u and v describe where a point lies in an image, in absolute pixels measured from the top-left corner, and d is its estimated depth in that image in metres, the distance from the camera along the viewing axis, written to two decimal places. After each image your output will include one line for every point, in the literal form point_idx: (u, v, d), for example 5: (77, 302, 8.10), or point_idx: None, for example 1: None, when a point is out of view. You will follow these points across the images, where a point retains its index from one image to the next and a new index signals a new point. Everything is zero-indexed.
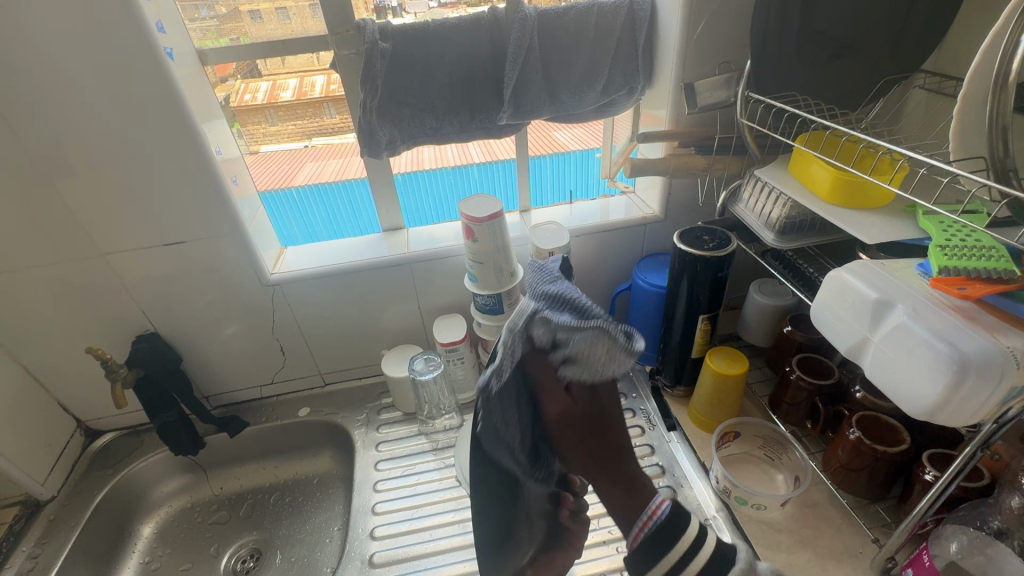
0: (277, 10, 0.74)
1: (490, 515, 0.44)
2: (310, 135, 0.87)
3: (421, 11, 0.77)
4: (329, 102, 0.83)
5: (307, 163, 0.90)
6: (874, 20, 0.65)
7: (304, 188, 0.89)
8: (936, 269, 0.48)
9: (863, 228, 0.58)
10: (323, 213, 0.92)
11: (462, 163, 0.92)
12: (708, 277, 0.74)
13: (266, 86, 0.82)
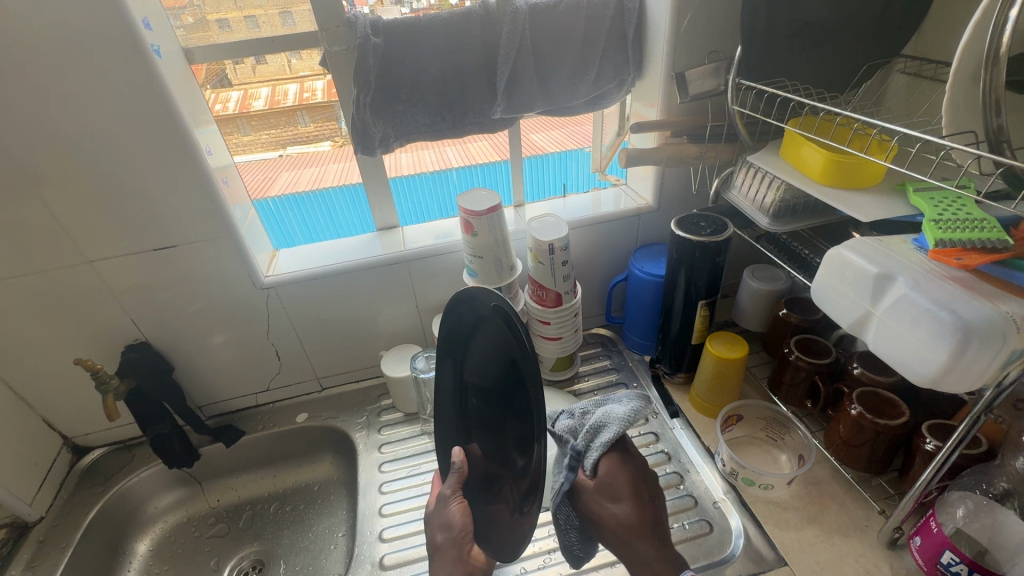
0: (247, 18, 0.73)
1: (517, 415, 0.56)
2: (284, 144, 0.87)
3: (403, 8, 0.77)
4: (303, 110, 0.82)
5: (282, 172, 0.89)
6: (855, 7, 0.67)
7: (281, 197, 0.88)
8: (932, 242, 0.49)
9: (858, 207, 0.59)
10: (299, 221, 0.90)
11: (441, 168, 0.93)
12: (706, 262, 0.75)
13: (237, 95, 0.80)
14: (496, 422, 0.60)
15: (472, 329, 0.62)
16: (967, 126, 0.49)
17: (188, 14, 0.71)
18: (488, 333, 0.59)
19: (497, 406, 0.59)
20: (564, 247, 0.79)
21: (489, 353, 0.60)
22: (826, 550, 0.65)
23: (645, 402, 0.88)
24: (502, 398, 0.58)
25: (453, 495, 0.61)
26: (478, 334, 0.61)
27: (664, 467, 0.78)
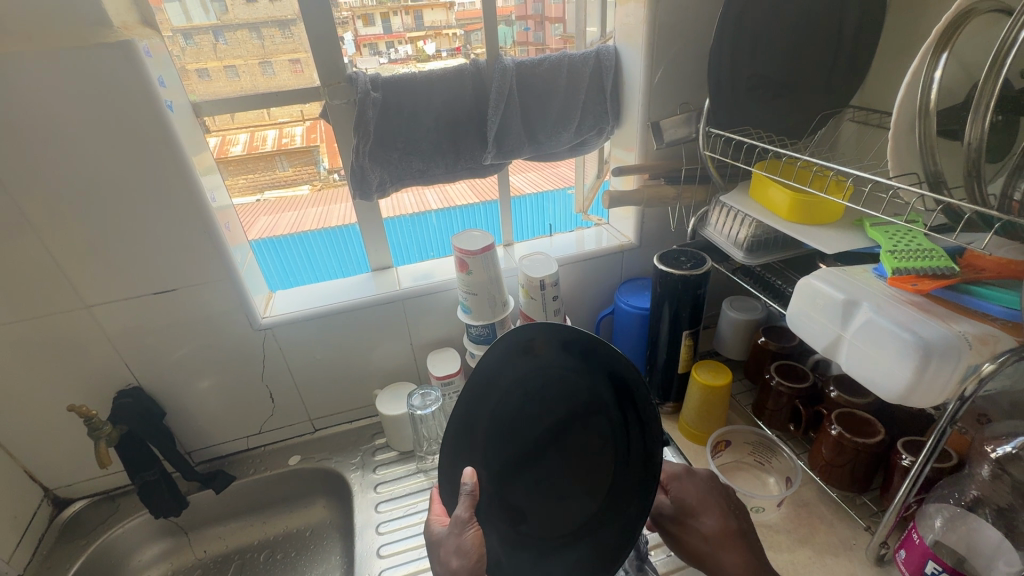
0: (227, 68, 0.77)
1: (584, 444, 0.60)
2: (262, 188, 0.92)
3: (381, 58, 0.82)
4: (281, 155, 0.88)
5: (260, 216, 0.92)
6: (807, 65, 0.76)
7: (258, 240, 0.90)
8: (891, 270, 0.55)
9: (822, 240, 0.65)
10: (278, 264, 0.92)
11: (420, 210, 0.97)
12: (688, 294, 0.80)
13: (215, 141, 0.80)
14: (540, 455, 0.60)
15: (536, 359, 0.59)
16: (910, 168, 0.56)
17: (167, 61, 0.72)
18: (561, 375, 0.59)
19: (548, 444, 0.60)
20: (555, 282, 0.83)
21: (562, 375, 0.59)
22: (818, 570, 0.67)
23: None
24: (562, 436, 0.60)
25: (470, 519, 0.54)
26: (549, 362, 0.59)
27: None
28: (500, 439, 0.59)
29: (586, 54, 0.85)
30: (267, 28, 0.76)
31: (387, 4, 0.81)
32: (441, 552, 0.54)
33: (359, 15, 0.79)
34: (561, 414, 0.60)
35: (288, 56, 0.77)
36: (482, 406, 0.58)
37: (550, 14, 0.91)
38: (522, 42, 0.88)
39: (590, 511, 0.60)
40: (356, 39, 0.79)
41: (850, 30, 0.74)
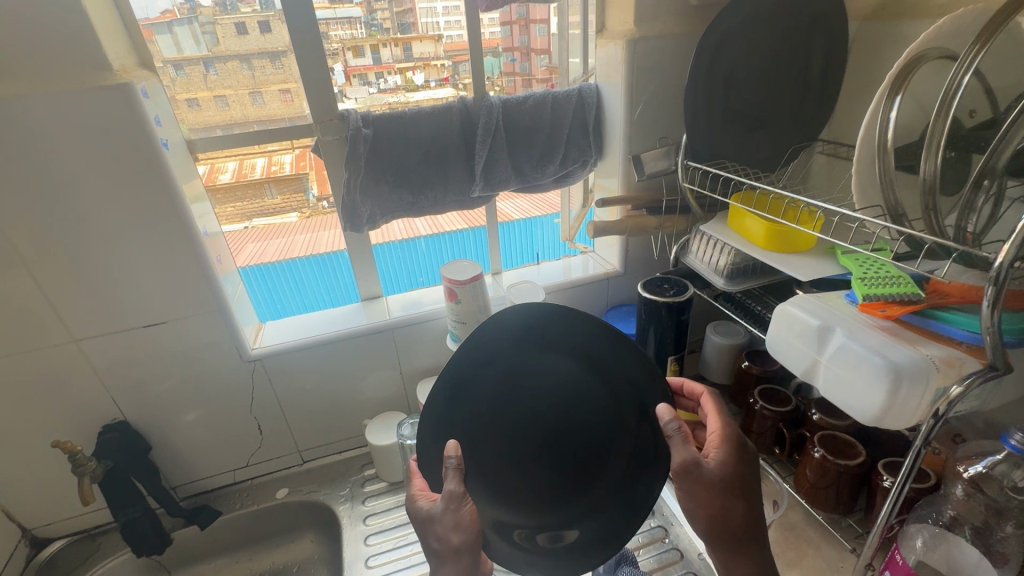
0: (216, 98, 0.79)
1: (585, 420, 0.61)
2: (250, 216, 0.90)
3: (371, 88, 0.84)
4: (270, 182, 0.87)
5: (248, 244, 0.90)
6: (778, 102, 0.80)
7: (245, 267, 0.90)
8: (861, 296, 0.58)
9: (797, 268, 0.68)
10: (264, 291, 0.93)
11: (408, 236, 0.98)
12: (672, 320, 0.82)
13: (203, 169, 0.81)
14: (537, 438, 0.61)
15: (535, 347, 0.60)
16: (874, 200, 0.59)
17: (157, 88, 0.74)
18: (560, 364, 0.61)
19: (544, 429, 0.61)
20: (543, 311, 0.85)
21: (561, 355, 0.60)
22: None
23: None
24: (560, 423, 0.61)
25: (464, 494, 0.53)
26: (545, 343, 0.60)
27: (649, 521, 0.82)
28: (501, 413, 0.61)
29: (569, 92, 0.89)
30: (258, 59, 0.78)
31: (377, 36, 0.82)
32: (434, 530, 0.53)
33: (349, 46, 0.80)
34: (560, 401, 0.61)
35: (279, 87, 0.80)
36: (483, 380, 0.61)
37: (537, 45, 0.93)
38: (510, 72, 0.92)
39: (591, 492, 0.61)
40: (345, 70, 0.80)
41: (815, 70, 0.79)
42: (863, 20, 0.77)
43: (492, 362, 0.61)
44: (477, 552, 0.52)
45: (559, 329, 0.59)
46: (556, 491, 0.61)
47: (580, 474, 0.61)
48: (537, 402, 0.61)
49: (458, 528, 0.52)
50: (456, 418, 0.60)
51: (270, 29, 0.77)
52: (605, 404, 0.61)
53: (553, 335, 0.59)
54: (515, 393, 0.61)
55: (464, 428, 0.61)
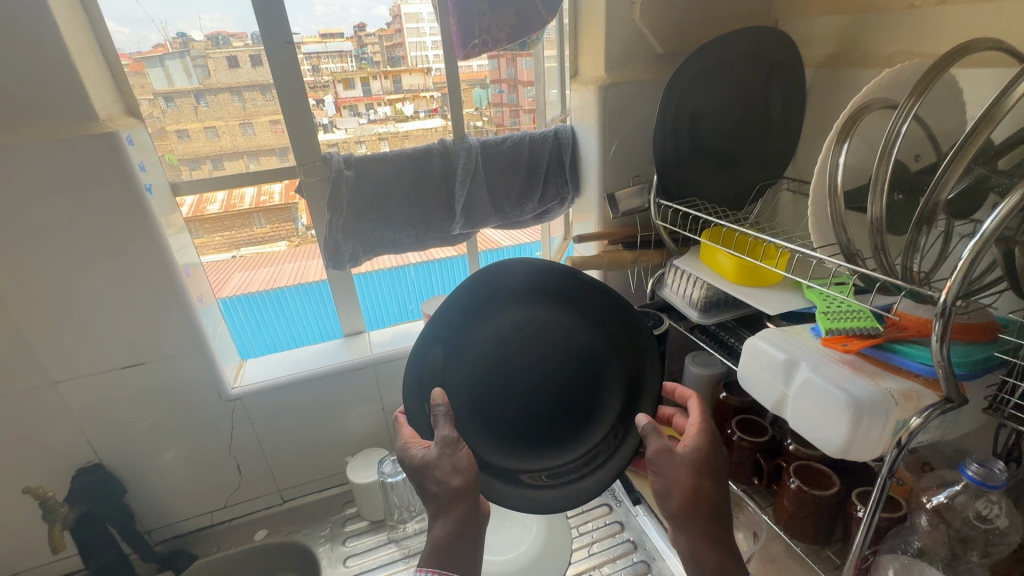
0: (206, 129, 0.79)
1: (573, 368, 0.65)
2: (238, 245, 0.89)
3: (361, 118, 0.85)
4: (259, 212, 0.87)
5: (235, 273, 0.91)
6: (744, 143, 0.84)
7: (231, 297, 0.91)
8: (824, 330, 0.60)
9: (765, 301, 0.71)
10: (252, 321, 0.95)
11: (399, 264, 1.00)
12: None
13: (192, 200, 0.82)
14: (529, 383, 0.65)
15: (527, 298, 0.65)
16: (830, 238, 0.62)
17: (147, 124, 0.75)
18: (545, 314, 0.66)
19: (536, 374, 0.65)
20: None
21: (543, 304, 0.65)
22: None
23: (610, 491, 0.93)
24: (553, 371, 0.65)
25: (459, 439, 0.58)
26: (528, 294, 0.65)
27: (631, 556, 0.82)
28: (495, 364, 0.64)
29: (546, 133, 0.93)
30: (249, 92, 0.79)
31: (367, 69, 0.83)
32: (432, 475, 0.58)
33: (340, 79, 0.82)
34: (554, 351, 0.65)
35: (269, 118, 0.80)
36: (474, 333, 0.65)
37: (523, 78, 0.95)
38: (497, 103, 0.94)
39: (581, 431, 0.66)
40: (335, 101, 0.83)
41: (777, 114, 0.83)
42: (818, 66, 0.82)
43: (490, 309, 0.65)
44: (472, 495, 0.58)
45: (551, 281, 0.64)
46: (550, 430, 0.66)
47: (573, 417, 0.66)
48: (531, 352, 0.65)
49: (454, 473, 0.57)
50: (452, 364, 0.64)
51: (260, 63, 0.78)
52: (593, 351, 0.66)
53: (533, 289, 0.64)
54: (504, 345, 0.64)
55: (460, 374, 0.64)
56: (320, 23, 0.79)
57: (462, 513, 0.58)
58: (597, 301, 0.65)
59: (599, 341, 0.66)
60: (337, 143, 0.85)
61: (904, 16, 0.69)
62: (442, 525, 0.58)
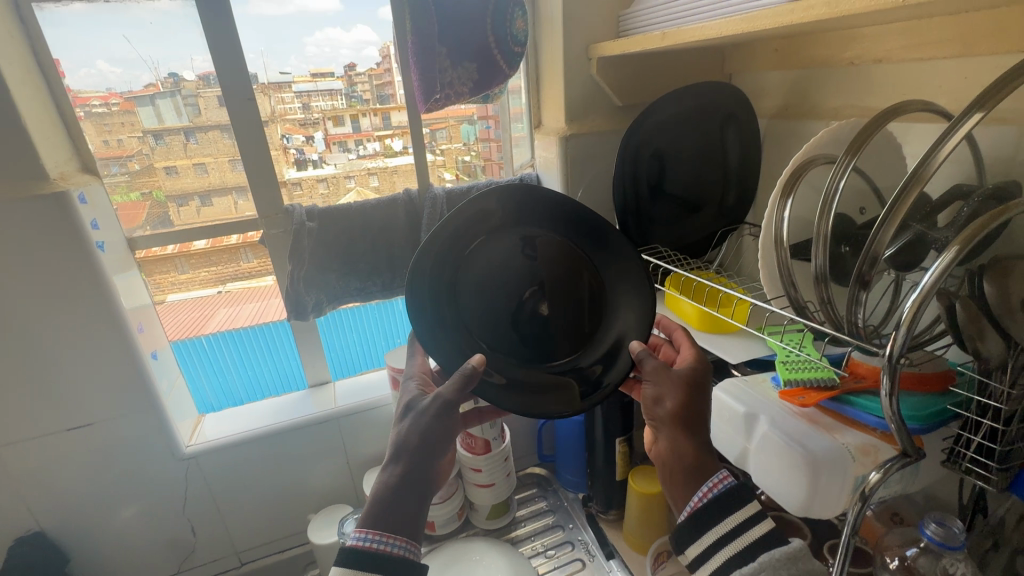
0: (196, 166, 0.80)
1: (574, 290, 0.62)
2: (224, 280, 0.88)
3: (350, 154, 0.89)
4: (247, 247, 0.86)
5: (219, 308, 0.89)
6: (705, 191, 0.85)
7: (216, 335, 0.89)
8: (783, 381, 0.59)
9: (729, 349, 0.71)
10: (235, 358, 0.92)
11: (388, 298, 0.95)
12: (618, 402, 0.85)
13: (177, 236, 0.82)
14: (507, 305, 0.62)
15: (515, 224, 0.59)
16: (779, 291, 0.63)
17: (136, 161, 0.78)
18: (537, 238, 0.60)
19: (534, 297, 0.62)
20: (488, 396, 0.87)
21: (533, 227, 0.60)
22: None
23: (582, 545, 0.89)
24: (546, 301, 0.62)
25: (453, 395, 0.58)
26: (516, 219, 0.59)
27: None
28: (489, 292, 0.61)
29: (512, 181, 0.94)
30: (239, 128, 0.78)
31: (357, 107, 0.87)
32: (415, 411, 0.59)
33: (330, 116, 0.86)
34: (542, 277, 0.62)
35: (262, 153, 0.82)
36: (467, 261, 0.60)
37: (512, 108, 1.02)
38: (485, 138, 0.99)
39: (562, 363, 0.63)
40: (325, 137, 0.87)
41: (734, 162, 0.84)
42: (771, 118, 0.84)
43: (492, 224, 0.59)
44: (443, 431, 0.58)
45: (552, 209, 0.59)
46: (521, 353, 0.63)
47: (581, 339, 0.63)
48: (518, 281, 0.61)
49: (429, 432, 0.57)
50: (445, 300, 0.60)
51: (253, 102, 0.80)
52: (593, 275, 0.62)
53: (520, 210, 0.59)
54: (495, 272, 0.61)
55: (455, 308, 0.61)
56: (311, 63, 0.82)
57: (420, 467, 0.56)
58: (604, 234, 0.61)
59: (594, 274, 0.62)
60: (325, 177, 0.89)
61: (846, 73, 0.71)
62: (396, 475, 0.55)
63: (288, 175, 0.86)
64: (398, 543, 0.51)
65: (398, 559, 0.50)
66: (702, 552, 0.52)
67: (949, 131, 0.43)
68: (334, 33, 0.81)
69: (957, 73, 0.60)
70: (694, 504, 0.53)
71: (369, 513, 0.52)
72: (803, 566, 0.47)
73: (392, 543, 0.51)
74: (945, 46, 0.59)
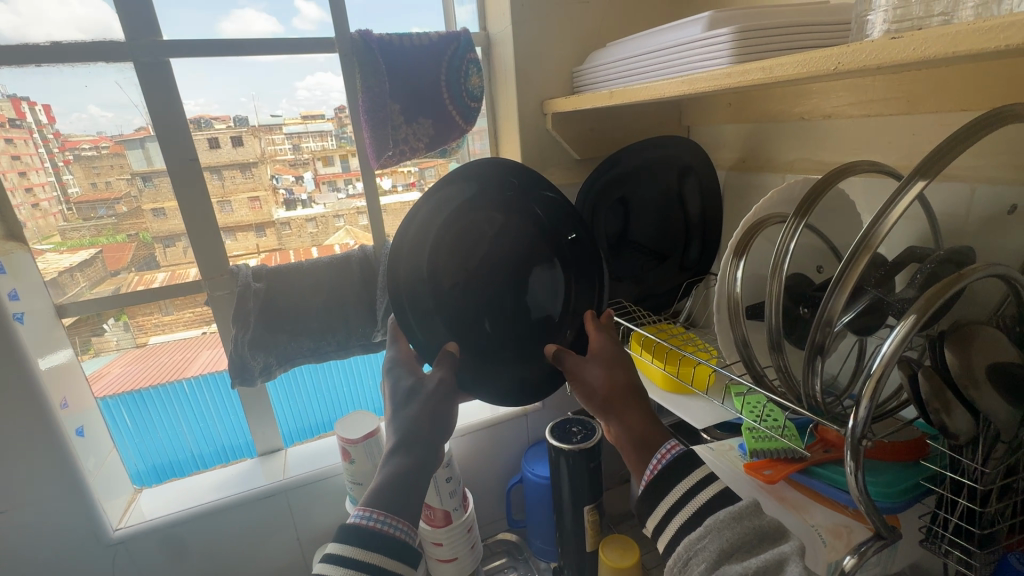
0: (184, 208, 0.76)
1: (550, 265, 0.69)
2: (209, 321, 0.82)
3: (339, 194, 0.86)
4: None
5: (203, 350, 0.83)
6: (667, 243, 0.83)
7: (198, 377, 0.83)
8: (749, 452, 0.57)
9: (694, 413, 0.67)
10: (218, 404, 0.86)
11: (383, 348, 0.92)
12: (584, 467, 0.81)
13: (164, 276, 0.78)
14: (483, 283, 0.66)
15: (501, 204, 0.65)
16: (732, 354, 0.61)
17: (124, 203, 0.75)
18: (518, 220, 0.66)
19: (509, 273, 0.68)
20: (447, 464, 0.82)
21: (520, 209, 0.66)
22: None
23: None
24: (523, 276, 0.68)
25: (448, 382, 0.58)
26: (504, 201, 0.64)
27: None
28: (472, 271, 0.65)
29: None
30: (229, 170, 0.78)
31: (347, 147, 0.84)
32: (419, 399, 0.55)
33: (320, 156, 0.84)
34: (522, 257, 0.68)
35: (247, 195, 0.81)
36: (458, 239, 0.64)
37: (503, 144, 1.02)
38: None
39: (517, 361, 0.68)
40: (314, 177, 0.84)
41: (695, 213, 0.83)
42: (729, 169, 0.84)
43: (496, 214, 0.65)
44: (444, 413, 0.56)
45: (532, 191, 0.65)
46: (499, 329, 0.68)
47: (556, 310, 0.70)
48: (501, 258, 0.67)
49: (436, 416, 0.55)
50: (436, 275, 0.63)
51: (242, 143, 0.79)
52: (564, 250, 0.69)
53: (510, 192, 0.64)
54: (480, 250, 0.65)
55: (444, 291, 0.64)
56: (302, 105, 0.81)
57: (423, 458, 0.52)
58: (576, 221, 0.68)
59: (563, 267, 0.70)
60: (314, 217, 0.87)
61: (798, 126, 0.71)
62: (400, 466, 0.50)
63: (277, 214, 0.84)
64: (401, 527, 0.46)
65: (399, 543, 0.45)
66: (661, 521, 0.47)
67: (891, 200, 0.39)
68: (326, 78, 0.80)
69: (902, 130, 0.59)
70: (648, 477, 0.50)
71: (373, 492, 0.48)
72: (749, 523, 0.42)
73: (394, 526, 0.46)
74: (890, 103, 0.59)
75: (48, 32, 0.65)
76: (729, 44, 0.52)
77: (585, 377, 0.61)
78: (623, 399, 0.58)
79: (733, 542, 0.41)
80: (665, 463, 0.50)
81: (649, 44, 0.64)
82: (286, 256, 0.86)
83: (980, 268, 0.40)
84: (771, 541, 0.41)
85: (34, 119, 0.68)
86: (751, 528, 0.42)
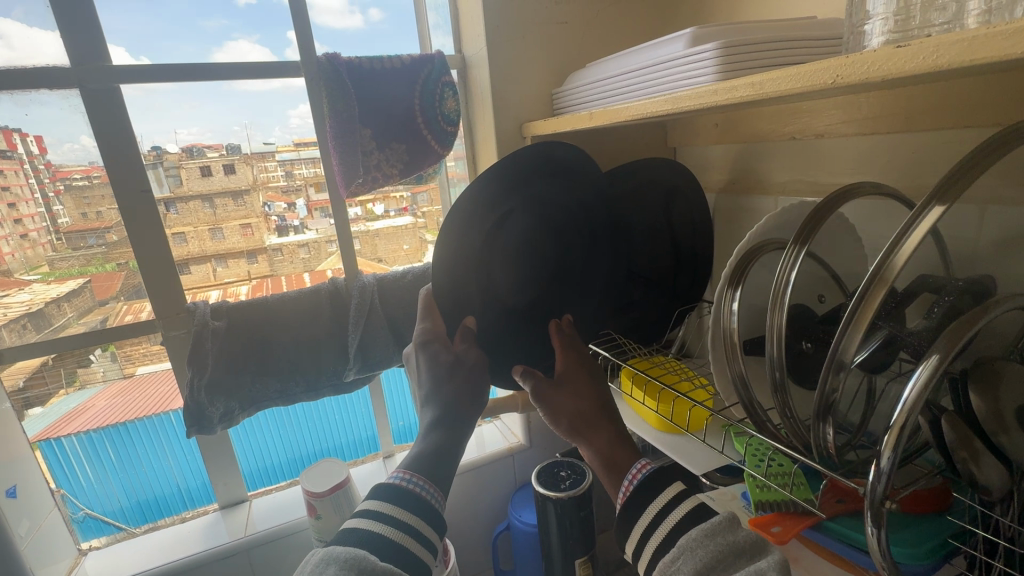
0: (174, 237, 0.73)
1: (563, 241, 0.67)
2: None
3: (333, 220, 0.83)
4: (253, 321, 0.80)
5: None
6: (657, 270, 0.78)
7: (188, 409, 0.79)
8: (754, 504, 0.52)
9: (690, 457, 0.62)
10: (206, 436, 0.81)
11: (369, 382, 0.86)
12: (573, 516, 0.74)
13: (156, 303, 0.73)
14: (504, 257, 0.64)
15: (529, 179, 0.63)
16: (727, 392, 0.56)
17: (115, 231, 0.69)
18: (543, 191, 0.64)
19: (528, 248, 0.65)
20: None
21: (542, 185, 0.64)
22: None
23: None
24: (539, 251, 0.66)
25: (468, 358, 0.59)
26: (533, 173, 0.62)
27: None
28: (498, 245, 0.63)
29: None
30: (221, 199, 0.76)
31: None
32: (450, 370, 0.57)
33: (313, 182, 0.80)
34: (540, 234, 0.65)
35: (240, 221, 0.78)
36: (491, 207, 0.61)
37: None
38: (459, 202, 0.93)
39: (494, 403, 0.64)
40: (307, 204, 0.80)
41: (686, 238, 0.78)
42: (718, 192, 0.80)
43: (522, 208, 0.62)
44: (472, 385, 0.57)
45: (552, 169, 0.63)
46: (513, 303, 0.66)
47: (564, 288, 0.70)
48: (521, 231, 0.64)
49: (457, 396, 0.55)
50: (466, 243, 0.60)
51: (235, 171, 0.76)
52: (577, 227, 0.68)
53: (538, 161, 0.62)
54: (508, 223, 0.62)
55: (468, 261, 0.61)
56: (295, 133, 0.77)
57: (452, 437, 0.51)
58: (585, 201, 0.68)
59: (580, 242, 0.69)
60: (307, 243, 0.83)
61: (790, 146, 0.67)
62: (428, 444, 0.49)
63: (271, 240, 0.81)
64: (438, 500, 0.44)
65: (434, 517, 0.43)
66: (638, 546, 0.43)
67: (908, 223, 0.35)
68: None
69: (904, 150, 0.55)
70: (622, 497, 0.46)
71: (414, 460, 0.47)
72: (723, 540, 0.38)
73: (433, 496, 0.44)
74: (891, 120, 0.55)
75: (43, 63, 0.62)
76: (714, 60, 0.49)
77: (557, 398, 0.57)
78: (590, 420, 0.54)
79: (709, 561, 0.37)
80: (637, 482, 0.45)
81: (632, 62, 0.61)
82: (278, 283, 0.83)
83: (1003, 301, 0.35)
84: (748, 558, 0.37)
85: (25, 151, 0.64)
86: (725, 545, 0.38)
